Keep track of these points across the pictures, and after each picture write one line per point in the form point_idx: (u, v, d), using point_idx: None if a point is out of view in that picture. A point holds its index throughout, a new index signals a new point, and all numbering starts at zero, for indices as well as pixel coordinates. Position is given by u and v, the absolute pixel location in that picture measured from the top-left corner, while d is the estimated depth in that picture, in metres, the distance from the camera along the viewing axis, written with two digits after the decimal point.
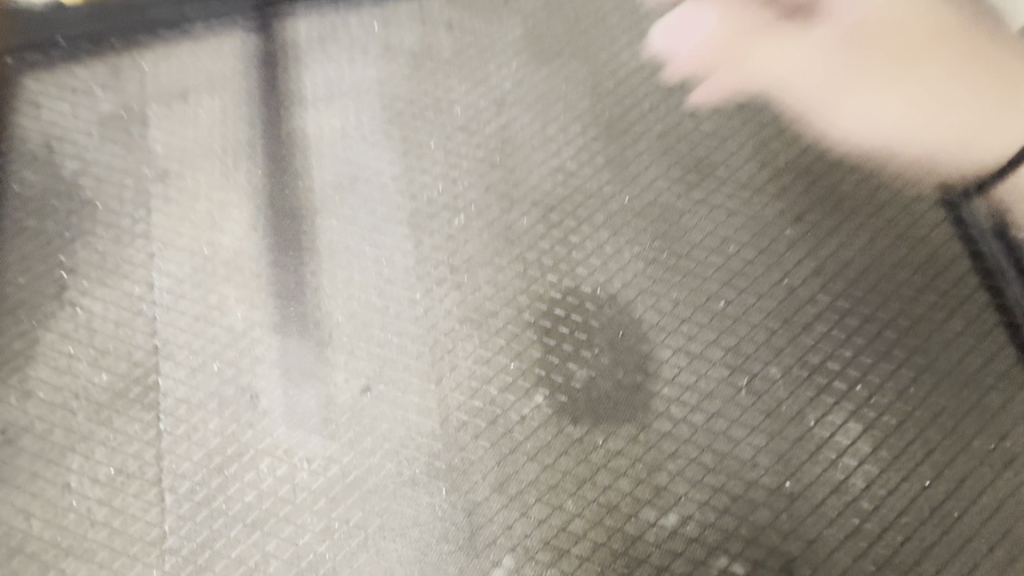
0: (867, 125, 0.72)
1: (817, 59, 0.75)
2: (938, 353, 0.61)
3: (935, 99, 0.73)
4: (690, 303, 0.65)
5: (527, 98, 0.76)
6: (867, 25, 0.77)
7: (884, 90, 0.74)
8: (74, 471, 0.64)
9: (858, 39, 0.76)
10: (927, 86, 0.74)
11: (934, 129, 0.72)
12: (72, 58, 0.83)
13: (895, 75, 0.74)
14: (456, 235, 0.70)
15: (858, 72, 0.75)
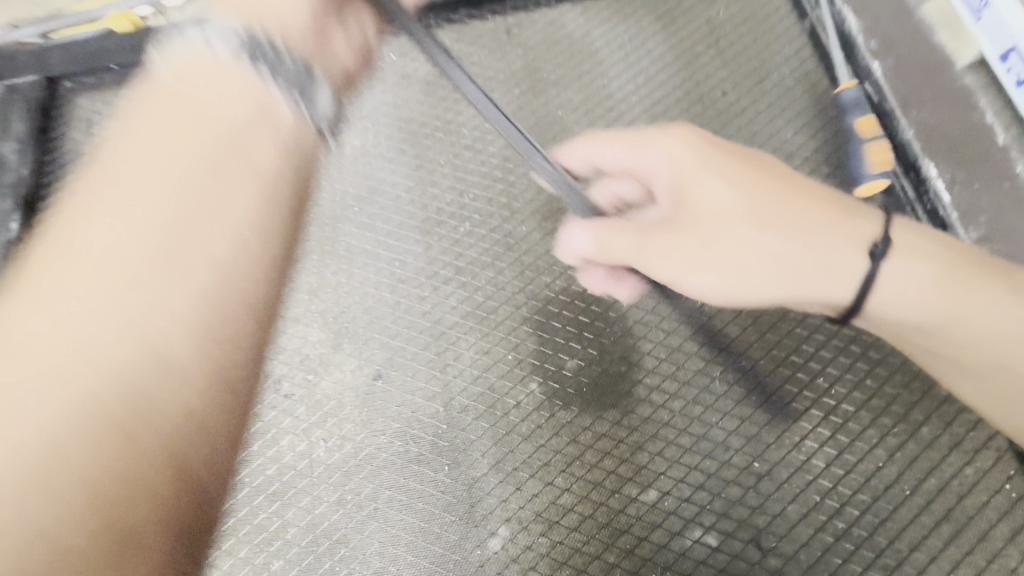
0: (764, 277, 0.55)
1: (699, 240, 0.54)
2: (892, 349, 0.68)
3: (798, 231, 0.54)
4: (669, 302, 0.73)
5: (527, 122, 0.86)
6: (729, 213, 0.54)
7: (761, 245, 0.54)
8: None
9: (714, 173, 0.56)
10: (778, 204, 0.55)
11: (796, 246, 0.54)
12: (121, 81, 0.94)
13: (772, 232, 0.54)
14: (461, 240, 0.79)
15: (752, 238, 0.54)
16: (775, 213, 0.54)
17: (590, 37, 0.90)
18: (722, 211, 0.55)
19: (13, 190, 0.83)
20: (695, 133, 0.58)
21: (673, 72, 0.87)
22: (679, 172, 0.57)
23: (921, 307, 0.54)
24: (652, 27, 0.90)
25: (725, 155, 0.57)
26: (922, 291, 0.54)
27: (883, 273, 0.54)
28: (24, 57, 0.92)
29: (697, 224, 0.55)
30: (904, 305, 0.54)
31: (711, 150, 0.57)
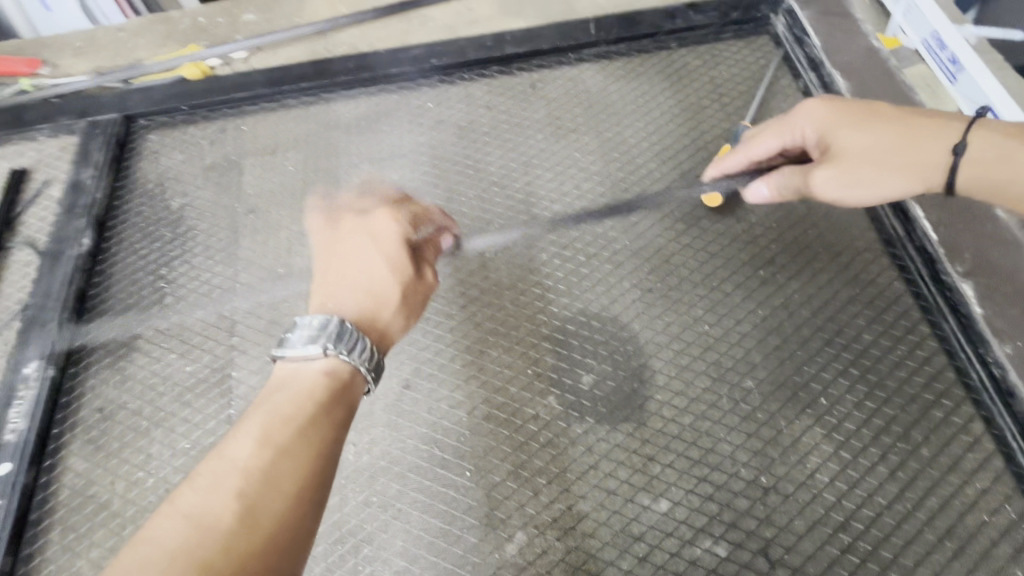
0: (915, 183, 0.68)
1: (861, 165, 0.68)
2: (888, 372, 0.73)
3: (924, 147, 0.67)
4: (679, 325, 0.78)
5: (548, 162, 0.95)
6: (873, 146, 0.68)
7: (903, 161, 0.67)
8: (164, 442, 0.78)
9: (848, 123, 0.69)
10: (902, 130, 0.67)
11: (924, 159, 0.67)
12: (190, 120, 1.06)
13: (906, 152, 0.67)
14: (487, 264, 0.86)
15: (895, 159, 0.67)
16: (905, 135, 0.67)
17: (606, 91, 1.01)
18: (868, 146, 0.68)
19: (87, 211, 0.93)
20: (823, 101, 0.72)
21: (681, 122, 0.97)
22: (824, 129, 0.70)
23: (993, 173, 0.65)
24: (661, 84, 1.01)
25: (856, 109, 0.70)
26: (997, 159, 0.65)
27: (966, 153, 0.65)
28: (108, 98, 1.05)
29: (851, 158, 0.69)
30: (984, 170, 0.65)
31: (842, 109, 0.71)
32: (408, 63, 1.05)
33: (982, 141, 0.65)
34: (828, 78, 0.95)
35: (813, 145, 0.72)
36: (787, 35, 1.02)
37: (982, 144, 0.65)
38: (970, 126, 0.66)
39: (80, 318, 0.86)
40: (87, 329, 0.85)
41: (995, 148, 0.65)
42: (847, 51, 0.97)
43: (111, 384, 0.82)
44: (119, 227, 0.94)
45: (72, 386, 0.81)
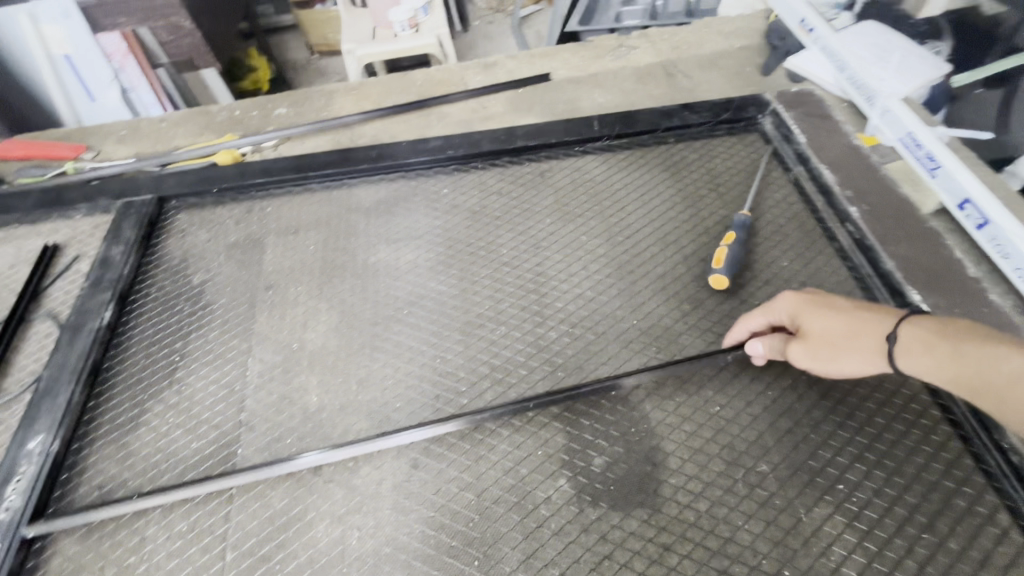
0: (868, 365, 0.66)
1: (819, 346, 0.69)
2: (905, 458, 0.72)
3: (872, 334, 0.66)
4: (689, 406, 0.79)
5: (557, 243, 1.00)
6: (828, 330, 0.69)
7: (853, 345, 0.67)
8: (159, 523, 0.75)
9: (811, 309, 0.71)
10: (853, 317, 0.68)
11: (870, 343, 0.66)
12: (219, 202, 1.13)
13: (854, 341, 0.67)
14: (497, 341, 0.88)
15: (849, 347, 0.67)
16: (856, 321, 0.67)
17: (610, 181, 1.08)
18: (823, 331, 0.69)
19: (112, 286, 0.97)
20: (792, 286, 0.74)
21: (682, 210, 1.03)
22: (790, 311, 0.72)
23: (935, 367, 0.61)
24: (660, 175, 1.08)
25: (821, 295, 0.72)
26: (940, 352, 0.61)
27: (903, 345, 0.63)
28: (146, 182, 1.13)
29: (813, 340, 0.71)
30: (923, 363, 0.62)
31: (808, 293, 0.73)
32: (427, 155, 1.14)
33: (910, 332, 0.63)
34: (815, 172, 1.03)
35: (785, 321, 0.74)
36: (775, 133, 1.12)
37: (917, 337, 0.62)
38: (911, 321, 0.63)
39: (91, 391, 0.86)
40: (96, 402, 0.85)
41: (928, 342, 0.61)
42: (831, 148, 1.06)
43: (112, 460, 0.80)
44: (140, 302, 0.97)
45: (74, 461, 0.80)
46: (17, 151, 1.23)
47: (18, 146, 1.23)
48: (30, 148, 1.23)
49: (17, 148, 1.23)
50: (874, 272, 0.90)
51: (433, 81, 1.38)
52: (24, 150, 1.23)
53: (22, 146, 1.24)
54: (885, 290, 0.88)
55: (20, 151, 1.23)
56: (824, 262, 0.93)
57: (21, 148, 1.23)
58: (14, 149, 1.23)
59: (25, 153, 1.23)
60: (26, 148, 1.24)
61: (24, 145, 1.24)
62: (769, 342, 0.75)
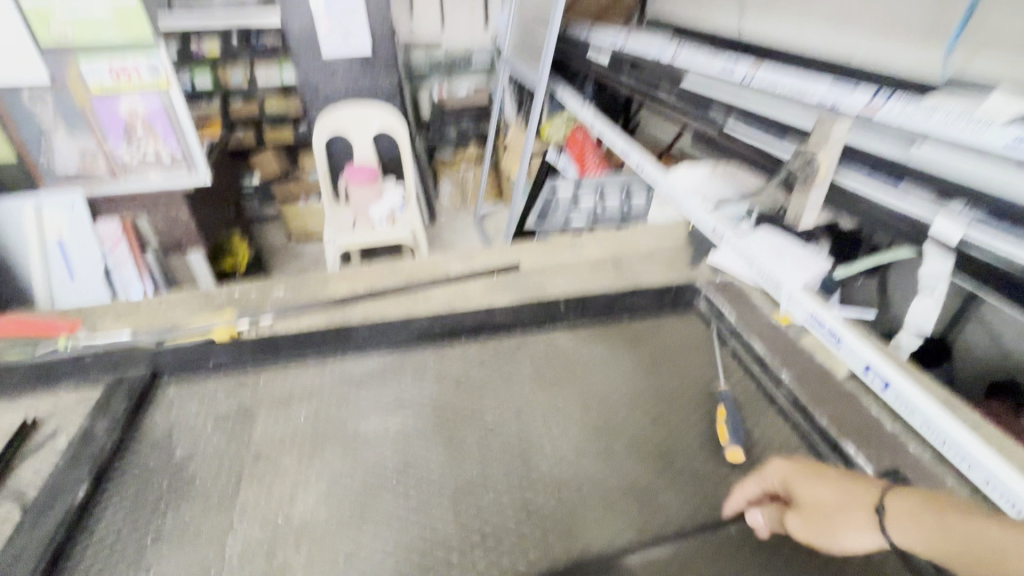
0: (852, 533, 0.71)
1: (813, 517, 0.76)
2: None
3: (856, 506, 0.70)
4: (679, 568, 0.83)
5: (538, 410, 1.10)
6: (819, 503, 0.76)
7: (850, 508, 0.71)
8: None
9: (801, 479, 0.80)
10: (844, 486, 0.74)
11: (867, 506, 0.69)
12: (211, 376, 1.18)
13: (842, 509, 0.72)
14: (487, 507, 0.91)
15: (838, 517, 0.72)
16: (846, 492, 0.73)
17: (579, 353, 1.24)
18: (811, 501, 0.77)
19: (91, 460, 0.95)
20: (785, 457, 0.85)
21: (644, 377, 1.18)
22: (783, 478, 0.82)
23: (920, 540, 0.61)
24: (621, 347, 1.25)
25: (809, 466, 0.82)
26: (916, 515, 0.62)
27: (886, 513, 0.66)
28: (140, 354, 1.18)
29: (817, 509, 0.75)
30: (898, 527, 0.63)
31: (799, 463, 0.83)
32: (417, 330, 1.28)
33: (897, 501, 0.65)
34: (747, 344, 1.23)
35: (785, 494, 0.83)
36: (710, 312, 1.35)
37: (895, 506, 0.65)
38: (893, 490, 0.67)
39: None
40: None
41: (916, 515, 0.62)
42: (755, 324, 1.29)
43: None
44: (116, 479, 0.96)
45: None
46: (13, 328, 1.27)
47: (15, 324, 1.28)
48: (29, 326, 1.29)
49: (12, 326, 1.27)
50: (812, 430, 1.04)
51: (420, 267, 1.59)
52: (20, 329, 1.27)
53: (17, 325, 1.28)
54: (824, 444, 1.02)
55: (17, 328, 1.27)
56: (768, 424, 1.08)
57: (17, 326, 1.28)
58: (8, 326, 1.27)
59: (21, 329, 1.27)
60: (22, 326, 1.28)
61: (22, 323, 1.28)
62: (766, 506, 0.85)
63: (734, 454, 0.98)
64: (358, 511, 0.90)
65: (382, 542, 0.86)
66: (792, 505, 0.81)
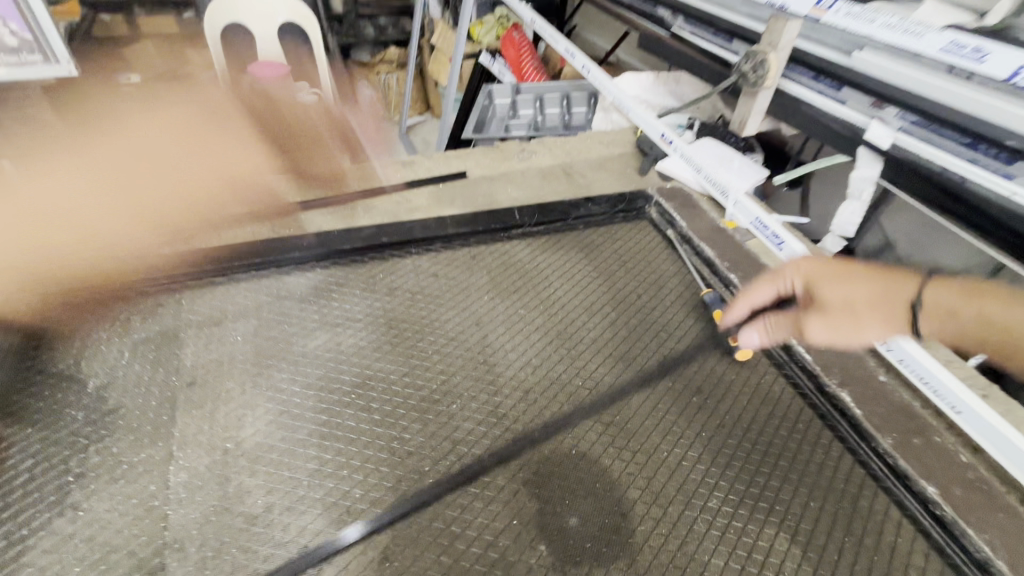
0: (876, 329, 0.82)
1: (841, 312, 0.83)
2: (818, 473, 0.85)
3: (894, 299, 0.83)
4: (643, 455, 0.86)
5: (497, 319, 1.06)
6: (848, 299, 0.84)
7: (880, 299, 0.83)
8: None
9: (830, 277, 0.87)
10: (876, 284, 0.84)
11: (898, 300, 0.83)
12: (118, 296, 1.02)
13: (877, 305, 0.83)
14: (456, 413, 0.89)
15: (867, 313, 0.82)
16: (881, 288, 0.84)
17: (536, 263, 1.20)
18: (841, 301, 0.84)
19: None
20: (808, 259, 0.92)
21: (602, 283, 1.17)
22: (809, 280, 0.89)
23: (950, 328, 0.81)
24: (577, 256, 1.23)
25: (833, 267, 0.89)
26: (953, 304, 0.80)
27: (924, 305, 0.81)
28: (23, 278, 0.99)
29: (839, 307, 0.84)
30: (934, 316, 0.81)
31: (825, 265, 0.90)
32: (360, 240, 1.17)
33: (939, 294, 0.81)
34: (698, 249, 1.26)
35: (803, 294, 0.91)
36: (661, 219, 1.35)
37: (939, 299, 0.81)
38: (925, 284, 0.83)
39: None
40: None
41: (952, 306, 0.80)
42: (703, 230, 1.31)
43: None
44: (17, 417, 0.82)
45: None
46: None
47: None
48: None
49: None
50: None
51: (355, 177, 1.44)
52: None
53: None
54: None
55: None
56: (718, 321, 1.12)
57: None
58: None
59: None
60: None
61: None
62: (775, 319, 0.91)
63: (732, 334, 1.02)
64: (314, 431, 0.84)
65: (346, 457, 0.81)
66: (809, 303, 0.88)
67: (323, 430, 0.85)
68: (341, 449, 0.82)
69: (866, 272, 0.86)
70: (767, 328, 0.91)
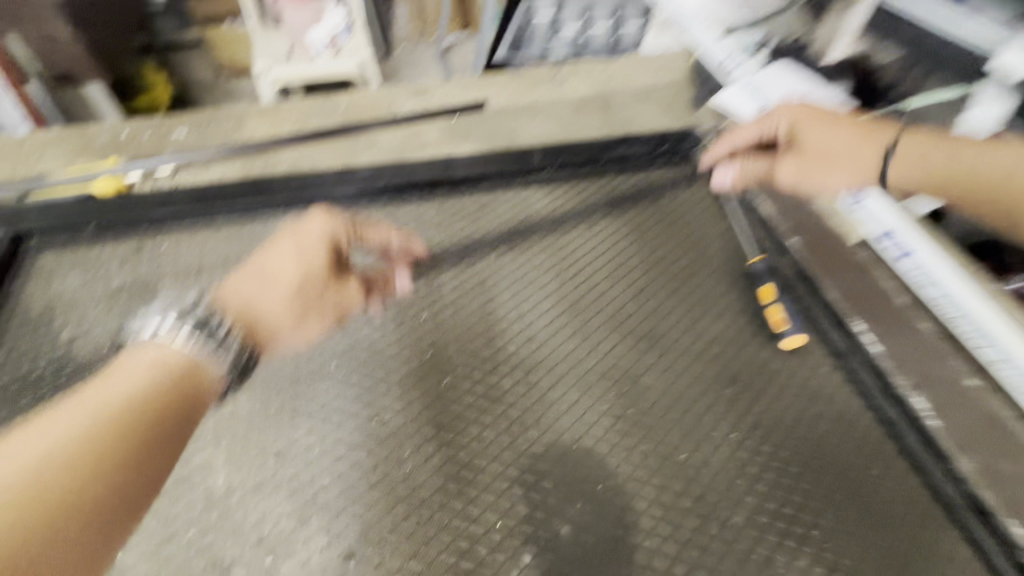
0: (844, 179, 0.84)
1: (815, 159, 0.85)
2: (871, 497, 0.71)
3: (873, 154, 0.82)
4: (657, 456, 0.73)
5: (503, 281, 0.92)
6: (825, 146, 0.84)
7: (862, 144, 0.83)
8: None
9: (815, 124, 0.85)
10: (856, 131, 0.83)
11: (876, 147, 0.82)
12: (97, 240, 0.95)
13: (855, 153, 0.83)
14: (444, 394, 0.78)
15: (840, 161, 0.83)
16: (862, 135, 0.83)
17: (555, 214, 1.02)
18: (818, 148, 0.85)
19: None
20: (797, 103, 0.88)
21: (631, 241, 0.99)
22: (793, 121, 0.87)
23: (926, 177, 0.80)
24: (604, 206, 1.04)
25: (819, 108, 0.86)
26: (938, 156, 0.79)
27: (905, 163, 0.80)
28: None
29: (814, 153, 0.85)
30: (913, 168, 0.80)
31: (811, 107, 0.87)
32: (356, 183, 1.03)
33: (919, 145, 0.79)
34: (752, 203, 1.02)
35: (784, 137, 0.89)
36: None
37: (918, 153, 0.79)
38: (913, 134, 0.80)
39: None
40: None
41: (931, 153, 0.79)
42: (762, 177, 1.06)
43: None
44: None
45: None
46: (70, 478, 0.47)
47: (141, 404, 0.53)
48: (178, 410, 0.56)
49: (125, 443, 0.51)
50: (816, 300, 0.89)
51: (360, 106, 1.27)
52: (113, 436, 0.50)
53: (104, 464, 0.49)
54: (827, 317, 0.87)
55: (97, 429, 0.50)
56: None
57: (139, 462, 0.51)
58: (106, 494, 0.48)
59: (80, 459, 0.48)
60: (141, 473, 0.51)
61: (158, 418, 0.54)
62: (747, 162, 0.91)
63: (779, 320, 0.85)
64: (287, 404, 0.76)
65: (318, 438, 0.73)
66: (787, 146, 0.88)
67: (297, 405, 0.76)
68: (315, 428, 0.74)
69: (853, 129, 0.84)
70: (741, 169, 0.92)
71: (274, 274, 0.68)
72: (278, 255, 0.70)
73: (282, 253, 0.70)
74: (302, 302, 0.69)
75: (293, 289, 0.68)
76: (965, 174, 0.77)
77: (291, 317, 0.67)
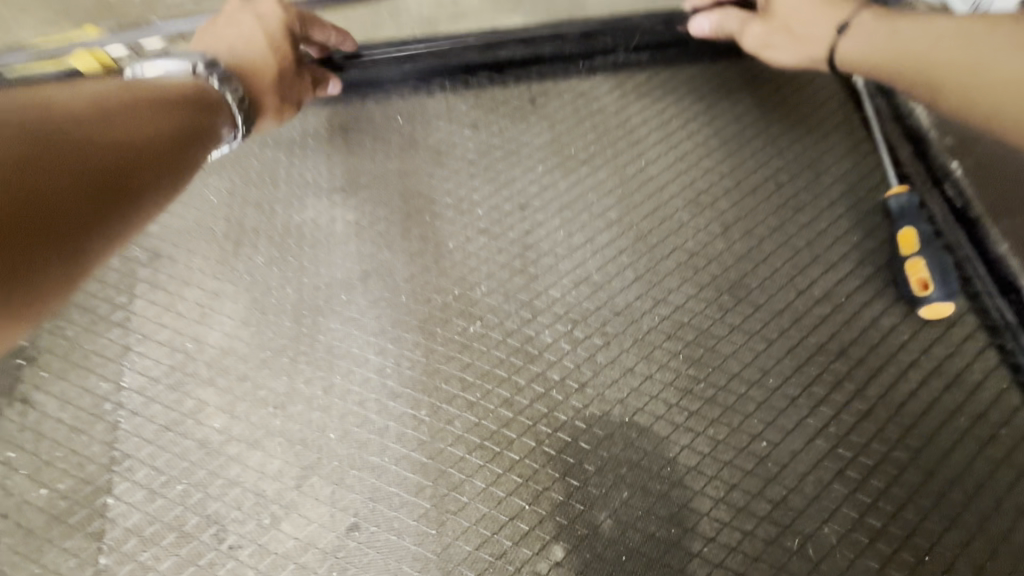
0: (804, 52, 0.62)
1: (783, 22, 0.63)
2: (1012, 526, 0.55)
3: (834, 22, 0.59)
4: (731, 445, 0.59)
5: (553, 203, 0.72)
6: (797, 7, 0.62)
7: (823, 11, 0.60)
8: None
9: None
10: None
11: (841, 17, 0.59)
12: None
13: (821, 20, 0.60)
14: (470, 346, 0.64)
15: (801, 28, 0.62)
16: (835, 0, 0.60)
17: (626, 113, 0.78)
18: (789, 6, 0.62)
19: None
20: None
21: (727, 156, 0.75)
22: None
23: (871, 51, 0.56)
24: (693, 106, 0.78)
25: None
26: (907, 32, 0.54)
27: (861, 39, 0.57)
28: None
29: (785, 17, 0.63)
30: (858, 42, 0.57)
31: None
32: None
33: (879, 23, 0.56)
34: (903, 108, 0.75)
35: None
36: None
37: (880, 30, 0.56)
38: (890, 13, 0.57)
39: None
40: None
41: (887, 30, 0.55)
42: None
43: None
44: None
45: None
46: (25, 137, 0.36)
47: (152, 111, 0.46)
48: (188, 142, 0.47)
49: (109, 125, 0.42)
50: (976, 253, 0.66)
51: None
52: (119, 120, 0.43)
53: (95, 130, 0.41)
54: (989, 278, 0.65)
55: (94, 100, 0.43)
56: None
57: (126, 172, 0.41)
58: (64, 171, 0.36)
59: (45, 121, 0.39)
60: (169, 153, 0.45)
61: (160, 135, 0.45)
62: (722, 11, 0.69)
63: (923, 281, 0.63)
64: (291, 344, 0.64)
65: (323, 388, 0.62)
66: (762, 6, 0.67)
67: (302, 345, 0.64)
68: (321, 375, 0.63)
69: None
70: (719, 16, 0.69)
71: (240, 40, 0.61)
72: (235, 27, 0.62)
73: (243, 17, 0.62)
74: (280, 74, 0.62)
75: (267, 51, 0.61)
76: (907, 49, 0.53)
77: (271, 81, 0.61)
